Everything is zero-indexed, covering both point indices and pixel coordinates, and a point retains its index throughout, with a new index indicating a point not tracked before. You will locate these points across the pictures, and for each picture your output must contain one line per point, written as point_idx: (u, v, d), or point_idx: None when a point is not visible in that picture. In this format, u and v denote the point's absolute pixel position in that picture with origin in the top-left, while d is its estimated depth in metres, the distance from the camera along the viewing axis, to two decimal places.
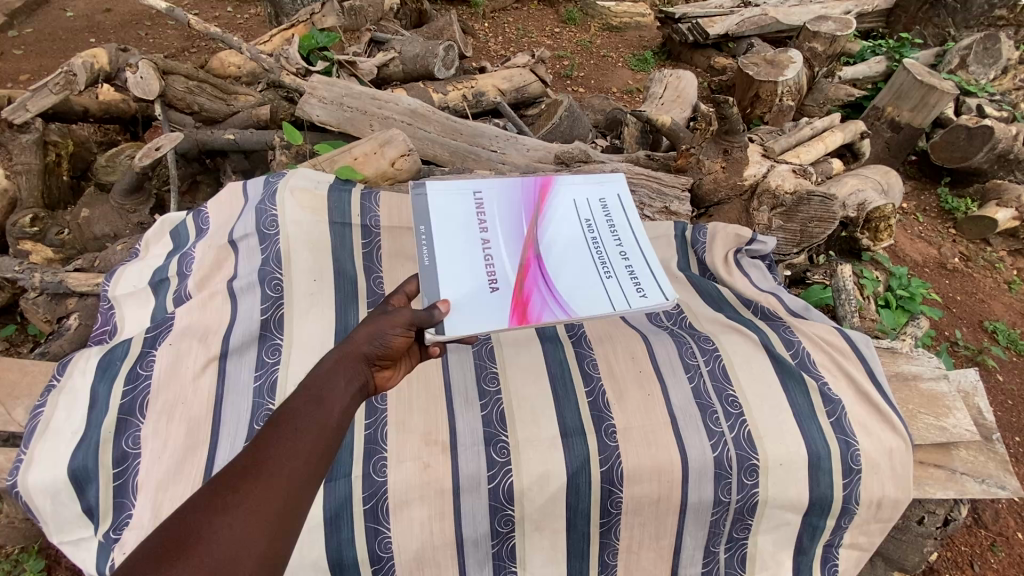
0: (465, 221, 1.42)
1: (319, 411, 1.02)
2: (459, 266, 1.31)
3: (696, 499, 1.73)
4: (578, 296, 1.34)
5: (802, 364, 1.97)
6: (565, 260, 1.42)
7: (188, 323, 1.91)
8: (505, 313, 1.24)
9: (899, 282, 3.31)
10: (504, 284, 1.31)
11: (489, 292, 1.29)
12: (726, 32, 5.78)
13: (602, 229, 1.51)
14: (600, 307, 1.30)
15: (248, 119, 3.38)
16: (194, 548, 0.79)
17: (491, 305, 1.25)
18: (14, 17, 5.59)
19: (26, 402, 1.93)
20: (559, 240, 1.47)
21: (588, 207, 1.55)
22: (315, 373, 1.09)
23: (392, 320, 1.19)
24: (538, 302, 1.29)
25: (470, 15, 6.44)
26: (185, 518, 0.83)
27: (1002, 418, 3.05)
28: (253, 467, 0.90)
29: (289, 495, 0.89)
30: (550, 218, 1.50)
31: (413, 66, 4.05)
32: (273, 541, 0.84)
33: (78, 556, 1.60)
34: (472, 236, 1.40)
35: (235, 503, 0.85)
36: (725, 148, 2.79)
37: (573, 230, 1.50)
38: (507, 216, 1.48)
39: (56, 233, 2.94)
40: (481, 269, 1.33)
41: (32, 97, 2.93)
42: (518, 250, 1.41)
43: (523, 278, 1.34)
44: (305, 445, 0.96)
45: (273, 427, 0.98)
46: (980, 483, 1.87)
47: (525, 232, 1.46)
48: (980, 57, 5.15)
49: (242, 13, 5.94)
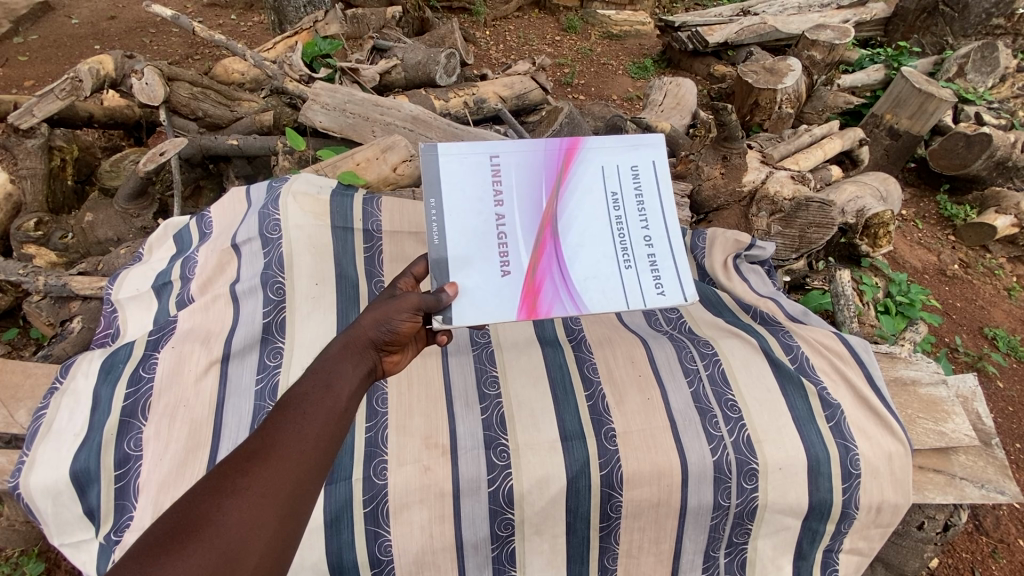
0: (478, 192, 1.41)
1: (326, 395, 1.05)
2: (470, 250, 1.35)
3: (696, 503, 1.73)
4: (590, 285, 1.38)
5: (801, 369, 1.98)
6: (582, 243, 1.43)
7: (192, 326, 1.94)
8: (515, 304, 1.32)
9: (898, 288, 3.34)
10: (516, 268, 1.36)
11: (500, 277, 1.34)
12: (726, 40, 5.85)
13: (628, 205, 1.49)
14: (610, 302, 1.37)
15: (251, 125, 3.44)
16: (204, 528, 0.81)
17: (501, 291, 1.33)
18: (19, 24, 5.63)
19: (28, 403, 1.94)
20: (579, 218, 1.45)
21: (617, 177, 1.50)
22: (323, 360, 1.13)
23: (400, 304, 1.23)
24: (550, 292, 1.35)
25: (471, 24, 6.51)
26: (194, 500, 0.84)
27: (1002, 424, 3.04)
28: (262, 449, 0.92)
29: (299, 478, 0.91)
30: (572, 191, 1.47)
31: (414, 73, 4.11)
32: (284, 520, 0.86)
33: (79, 558, 1.61)
34: (486, 211, 1.40)
35: (245, 485, 0.86)
36: (724, 154, 2.86)
37: (596, 205, 1.47)
38: (526, 186, 1.45)
39: (59, 237, 2.99)
40: (494, 251, 1.37)
41: (38, 102, 2.97)
42: (533, 228, 1.42)
43: (538, 262, 1.38)
44: (313, 430, 0.98)
45: (280, 411, 1.00)
46: (979, 488, 1.87)
47: (543, 205, 1.45)
48: (978, 65, 5.20)
49: (245, 21, 6.00)
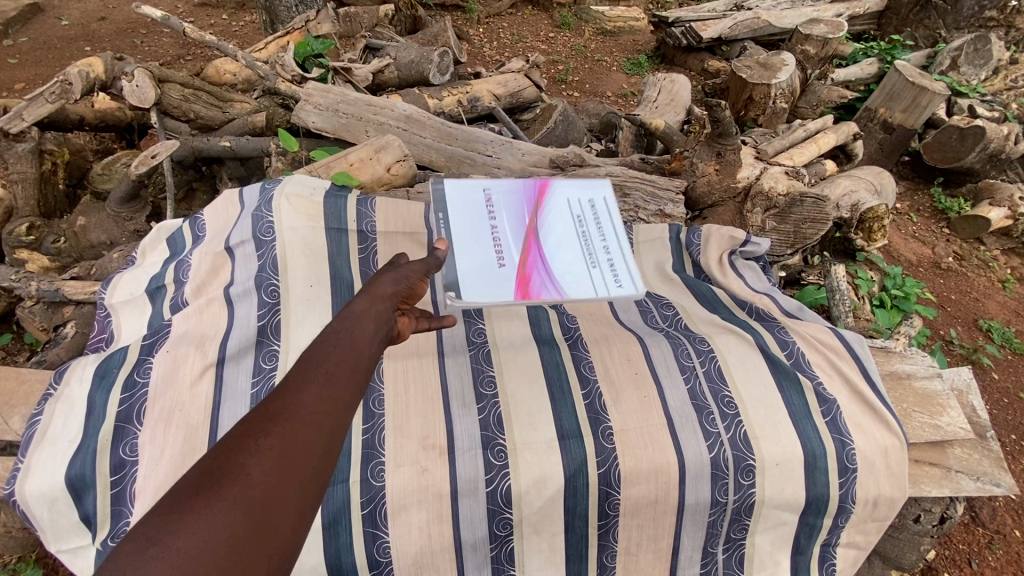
0: (467, 200, 1.47)
1: (347, 354, 1.03)
2: (464, 242, 1.36)
3: (693, 500, 1.74)
4: (566, 281, 1.38)
5: (798, 365, 1.99)
6: (559, 251, 1.45)
7: (186, 330, 1.92)
8: (502, 288, 1.31)
9: (893, 282, 3.37)
10: (507, 260, 1.37)
11: (489, 265, 1.34)
12: (720, 35, 5.85)
13: (595, 228, 1.54)
14: (586, 294, 1.36)
15: (244, 127, 3.41)
16: (226, 485, 0.78)
17: (490, 276, 1.32)
18: (8, 26, 5.57)
19: (22, 411, 1.93)
20: (555, 232, 1.49)
21: (583, 205, 1.57)
22: (342, 318, 1.11)
23: (410, 266, 1.27)
24: (532, 281, 1.34)
25: (465, 21, 6.48)
26: (216, 459, 0.83)
27: (997, 415, 3.06)
28: (283, 407, 0.90)
29: (320, 438, 0.89)
30: (547, 213, 1.52)
31: (408, 72, 4.08)
32: (306, 479, 0.84)
33: (77, 564, 1.62)
34: (474, 216, 1.45)
35: (266, 442, 0.84)
36: (719, 151, 2.84)
37: (569, 223, 1.52)
38: (507, 204, 1.51)
39: (52, 241, 2.98)
40: (484, 244, 1.38)
41: (28, 105, 2.97)
42: (515, 234, 1.45)
43: (520, 258, 1.39)
44: (333, 388, 0.96)
45: (301, 371, 0.99)
46: (975, 480, 1.88)
47: (522, 221, 1.49)
48: (972, 58, 5.22)
49: (237, 20, 5.98)
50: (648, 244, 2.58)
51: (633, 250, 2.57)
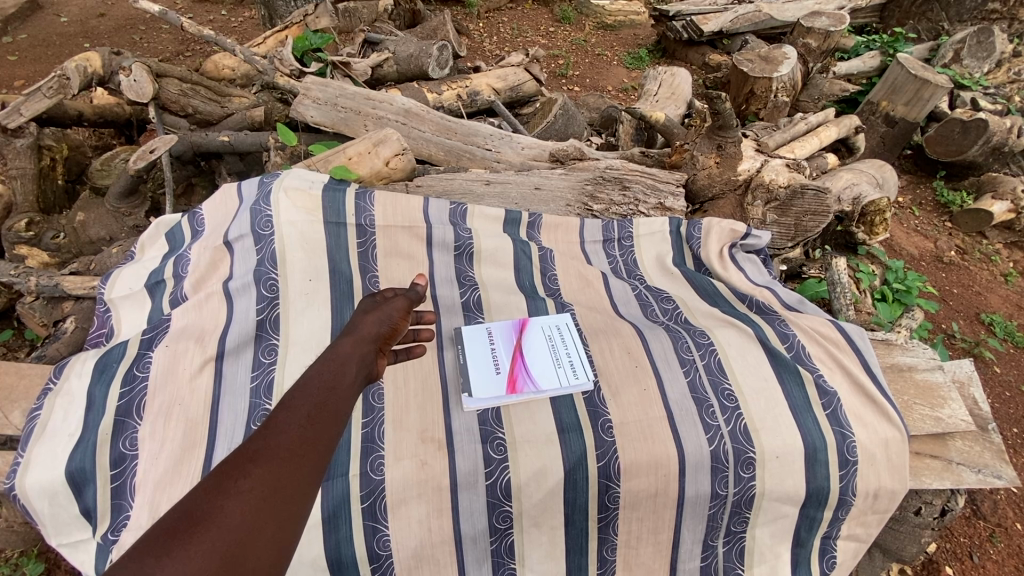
0: (474, 341, 2.00)
1: (329, 396, 1.08)
2: (471, 370, 1.89)
3: (693, 492, 1.73)
4: (546, 375, 1.87)
5: (799, 358, 1.98)
6: (540, 359, 1.93)
7: (185, 324, 1.91)
8: (502, 388, 1.84)
9: (895, 275, 3.35)
10: (503, 369, 1.90)
11: (492, 378, 1.87)
12: (721, 28, 5.81)
13: (564, 335, 2.02)
14: (558, 384, 1.85)
15: (243, 121, 3.39)
16: (206, 526, 0.80)
17: (493, 383, 1.86)
18: (8, 23, 5.57)
19: (22, 405, 1.93)
20: (535, 347, 1.98)
21: (554, 326, 2.06)
22: (324, 363, 1.17)
23: (392, 307, 1.43)
24: (523, 380, 1.86)
25: (465, 15, 6.46)
26: (196, 501, 0.84)
27: (999, 409, 3.05)
28: (265, 448, 0.93)
29: (299, 481, 0.91)
30: (529, 335, 2.03)
31: (407, 66, 4.05)
32: (284, 521, 0.86)
33: (78, 557, 1.60)
34: (480, 348, 1.98)
35: (246, 486, 0.86)
36: (719, 143, 2.81)
37: (544, 341, 2.00)
38: (503, 335, 2.03)
39: (52, 237, 3.00)
40: (487, 365, 1.91)
41: (26, 100, 2.96)
42: (509, 357, 1.95)
43: (513, 368, 1.90)
44: (310, 431, 0.99)
45: (284, 411, 1.02)
46: (976, 472, 1.86)
47: (513, 343, 2.00)
48: (974, 51, 5.20)
49: (236, 16, 5.96)
50: (648, 237, 2.57)
51: (633, 244, 2.57)
